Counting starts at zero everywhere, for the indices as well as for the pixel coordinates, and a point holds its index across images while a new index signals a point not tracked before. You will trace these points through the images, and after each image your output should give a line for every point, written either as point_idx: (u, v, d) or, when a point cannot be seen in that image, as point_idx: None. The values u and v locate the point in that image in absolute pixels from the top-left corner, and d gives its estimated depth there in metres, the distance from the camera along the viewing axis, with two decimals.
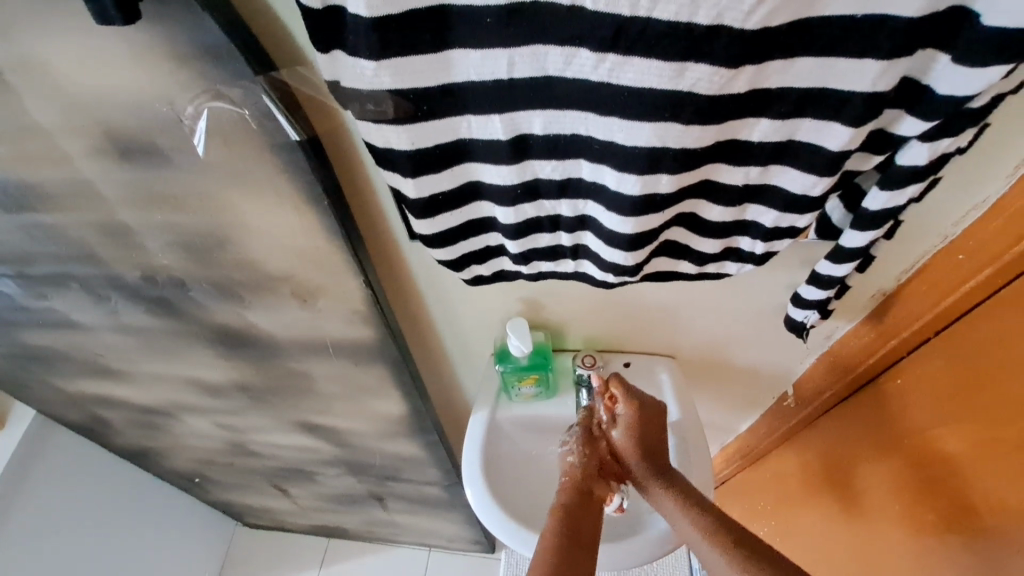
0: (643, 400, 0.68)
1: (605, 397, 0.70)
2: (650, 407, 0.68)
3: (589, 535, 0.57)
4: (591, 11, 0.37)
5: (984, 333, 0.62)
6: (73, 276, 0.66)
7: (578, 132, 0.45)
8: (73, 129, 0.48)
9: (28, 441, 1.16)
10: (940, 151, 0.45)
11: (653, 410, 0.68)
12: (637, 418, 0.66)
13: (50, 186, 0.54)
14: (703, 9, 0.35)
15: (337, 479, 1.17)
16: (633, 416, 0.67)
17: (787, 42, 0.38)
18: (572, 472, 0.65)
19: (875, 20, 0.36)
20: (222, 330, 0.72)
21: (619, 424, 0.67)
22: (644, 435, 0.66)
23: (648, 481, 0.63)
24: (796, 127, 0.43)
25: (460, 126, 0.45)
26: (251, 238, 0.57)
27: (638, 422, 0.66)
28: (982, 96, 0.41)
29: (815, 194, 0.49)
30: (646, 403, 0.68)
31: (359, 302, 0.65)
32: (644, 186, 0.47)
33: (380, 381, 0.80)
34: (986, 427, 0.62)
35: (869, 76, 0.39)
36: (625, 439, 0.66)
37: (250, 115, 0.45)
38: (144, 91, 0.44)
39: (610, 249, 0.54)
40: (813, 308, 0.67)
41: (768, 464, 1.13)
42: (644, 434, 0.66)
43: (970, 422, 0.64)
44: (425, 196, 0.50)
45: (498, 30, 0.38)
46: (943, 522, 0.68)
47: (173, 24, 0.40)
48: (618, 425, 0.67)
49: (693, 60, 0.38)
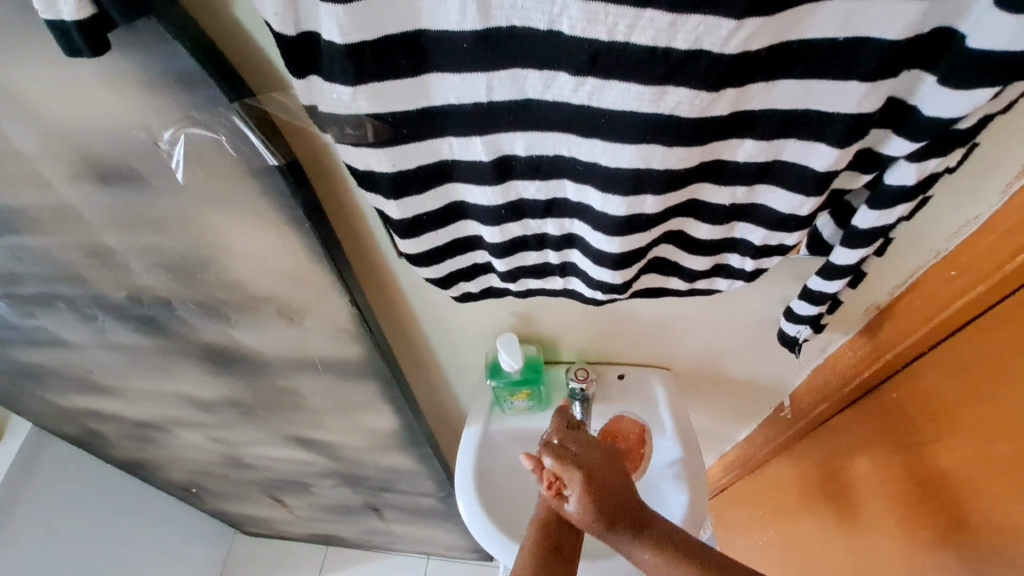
0: (583, 456, 0.57)
1: (545, 478, 0.57)
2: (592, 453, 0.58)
3: (569, 549, 0.58)
4: (568, 36, 0.36)
5: (976, 348, 0.61)
6: (60, 296, 0.66)
7: (561, 153, 0.44)
8: (51, 154, 0.47)
9: (25, 454, 1.16)
10: (929, 170, 0.44)
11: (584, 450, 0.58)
12: (598, 496, 0.55)
13: (31, 209, 0.54)
14: (681, 34, 0.35)
15: (333, 490, 1.17)
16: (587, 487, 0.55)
17: (767, 64, 0.37)
18: (539, 535, 0.58)
19: (857, 42, 0.36)
20: (209, 347, 0.72)
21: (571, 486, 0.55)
22: (609, 505, 0.55)
23: (627, 545, 0.55)
24: (781, 148, 0.43)
25: (441, 148, 0.45)
26: (235, 260, 0.57)
27: (591, 492, 0.55)
28: (970, 117, 0.40)
29: (804, 213, 0.48)
30: (586, 457, 0.58)
31: (346, 320, 0.65)
32: (629, 207, 0.46)
33: (372, 396, 0.79)
34: (977, 445, 0.61)
35: (853, 98, 0.38)
36: (581, 516, 0.55)
37: (226, 138, 0.45)
38: (121, 117, 0.44)
39: (598, 268, 0.54)
40: (805, 323, 0.66)
41: (765, 474, 1.12)
42: (602, 503, 0.55)
43: (967, 440, 0.63)
44: (408, 217, 0.50)
45: (475, 54, 0.38)
46: (938, 538, 0.67)
47: (146, 52, 0.39)
48: (569, 501, 0.55)
49: (673, 84, 0.37)
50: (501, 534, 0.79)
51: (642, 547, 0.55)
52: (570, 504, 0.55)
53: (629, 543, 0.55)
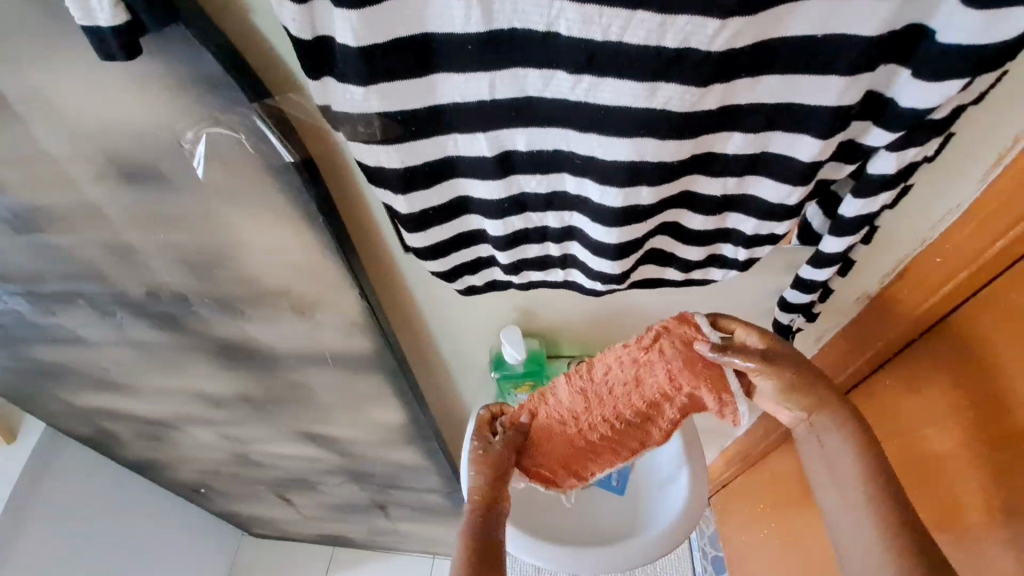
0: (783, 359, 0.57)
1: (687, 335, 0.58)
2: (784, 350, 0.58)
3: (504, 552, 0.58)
4: (565, 37, 0.39)
5: (966, 331, 0.64)
6: (80, 293, 0.69)
7: (561, 148, 0.47)
8: (79, 155, 0.50)
9: (38, 455, 1.19)
10: (908, 159, 0.47)
11: (793, 358, 0.57)
12: (792, 386, 0.57)
13: (56, 209, 0.56)
14: (670, 33, 0.38)
15: (340, 488, 1.19)
16: (773, 366, 0.56)
17: (751, 61, 0.40)
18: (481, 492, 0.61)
19: (836, 39, 0.38)
20: (224, 342, 0.74)
21: (758, 369, 0.56)
22: (813, 397, 0.57)
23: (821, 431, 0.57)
24: (768, 140, 0.45)
25: (447, 144, 0.47)
26: (250, 255, 0.59)
27: (793, 385, 0.57)
28: (943, 107, 0.43)
29: (792, 202, 0.50)
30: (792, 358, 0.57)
31: (356, 314, 0.67)
32: (626, 198, 0.49)
33: (380, 390, 0.82)
34: (980, 427, 0.62)
35: (833, 91, 0.41)
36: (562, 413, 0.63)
37: (246, 138, 0.48)
38: (147, 118, 0.46)
39: (597, 258, 0.56)
40: (798, 312, 0.68)
41: (766, 467, 1.14)
42: (802, 395, 0.57)
43: (970, 423, 0.63)
44: (416, 211, 0.52)
45: (479, 54, 0.40)
46: (932, 521, 0.69)
47: (172, 57, 0.42)
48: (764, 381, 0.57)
49: (665, 79, 0.40)
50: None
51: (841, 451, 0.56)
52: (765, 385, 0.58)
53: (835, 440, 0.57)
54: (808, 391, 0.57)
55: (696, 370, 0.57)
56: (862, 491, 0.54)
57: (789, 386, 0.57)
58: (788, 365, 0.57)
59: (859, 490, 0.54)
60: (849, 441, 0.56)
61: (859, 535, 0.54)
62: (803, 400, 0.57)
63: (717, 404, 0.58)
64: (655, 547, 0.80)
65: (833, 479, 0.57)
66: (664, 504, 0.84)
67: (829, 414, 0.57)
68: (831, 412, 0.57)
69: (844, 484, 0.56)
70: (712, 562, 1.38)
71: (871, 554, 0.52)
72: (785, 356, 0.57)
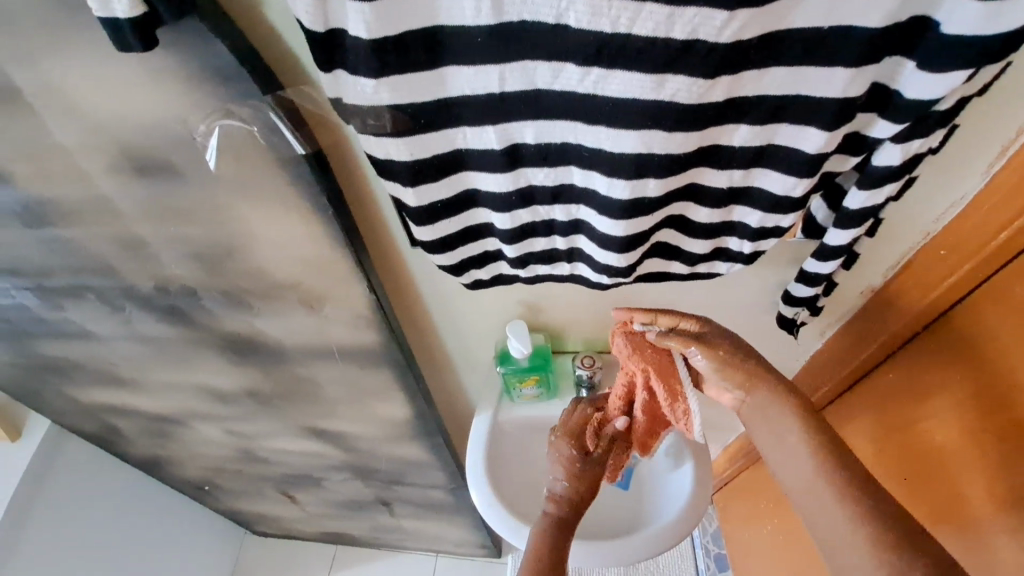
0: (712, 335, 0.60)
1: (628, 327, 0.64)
2: (712, 330, 0.60)
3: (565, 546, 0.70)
4: (574, 29, 0.39)
5: (970, 326, 0.64)
6: (90, 288, 0.69)
7: (568, 141, 0.47)
8: (93, 148, 0.51)
9: (43, 452, 1.19)
10: (913, 151, 0.48)
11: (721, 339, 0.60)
12: (724, 360, 0.58)
13: (68, 202, 0.57)
14: (679, 25, 0.38)
15: (344, 484, 1.19)
16: (704, 346, 0.59)
17: (758, 53, 0.40)
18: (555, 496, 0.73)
19: (843, 31, 0.39)
20: (231, 337, 0.75)
21: (697, 350, 0.59)
22: (748, 372, 0.58)
23: (761, 406, 0.57)
24: (774, 132, 0.46)
25: (456, 138, 0.48)
26: (259, 248, 0.60)
27: (721, 361, 0.58)
28: (948, 99, 0.43)
29: (797, 194, 0.51)
30: (718, 337, 0.60)
31: (363, 307, 0.68)
32: (632, 191, 0.49)
33: (386, 385, 0.82)
34: (985, 421, 0.62)
35: (839, 82, 0.41)
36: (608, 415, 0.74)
37: (259, 131, 0.48)
38: (161, 111, 0.47)
39: (603, 251, 0.57)
40: (802, 306, 0.69)
41: (769, 464, 1.14)
42: (737, 370, 0.58)
43: (977, 418, 0.63)
44: (424, 204, 0.53)
45: (489, 47, 0.41)
46: (939, 516, 0.69)
47: (187, 50, 0.42)
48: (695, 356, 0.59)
49: (673, 72, 0.41)
50: (502, 507, 0.82)
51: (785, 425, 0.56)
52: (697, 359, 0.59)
53: (777, 413, 0.56)
54: (741, 368, 0.58)
55: (644, 354, 0.62)
56: (818, 474, 0.52)
57: (722, 361, 0.58)
58: (718, 344, 0.59)
59: (813, 470, 0.53)
60: (795, 419, 0.55)
61: (828, 523, 0.51)
62: (737, 376, 0.58)
63: (667, 392, 0.61)
64: (658, 541, 0.80)
65: (784, 458, 0.55)
66: (668, 499, 0.85)
67: (764, 390, 0.57)
68: (765, 389, 0.57)
69: (794, 456, 0.54)
70: (714, 559, 1.39)
71: (842, 540, 0.50)
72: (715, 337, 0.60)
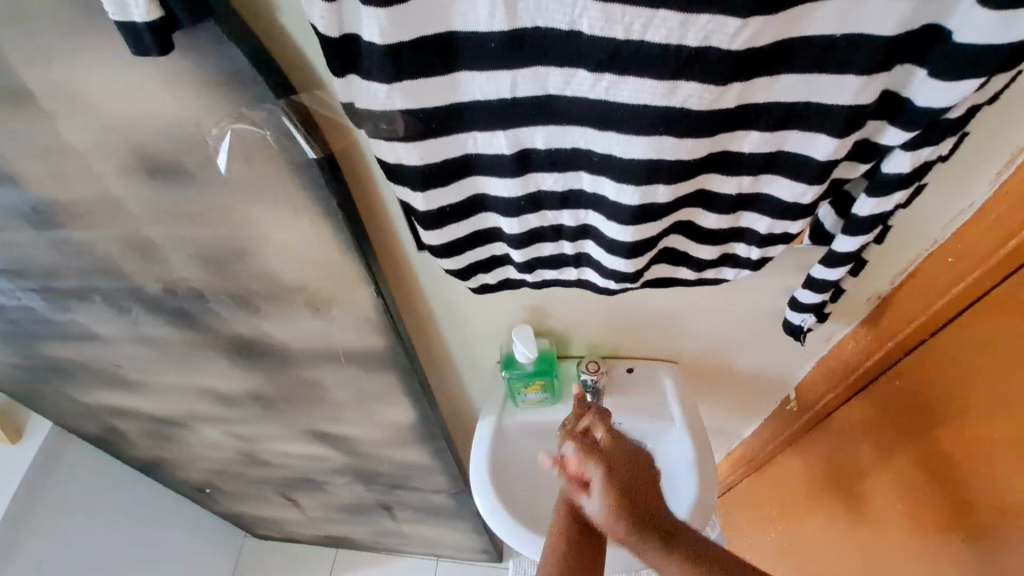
0: (613, 453, 0.63)
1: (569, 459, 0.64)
2: (623, 452, 0.63)
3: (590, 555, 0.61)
4: (587, 35, 0.39)
5: (972, 335, 0.64)
6: (96, 290, 0.69)
7: (579, 146, 0.47)
8: (104, 150, 0.51)
9: (44, 454, 1.18)
10: (923, 159, 0.48)
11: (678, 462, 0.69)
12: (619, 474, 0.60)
13: (78, 204, 0.57)
14: (692, 32, 0.38)
15: (346, 488, 1.19)
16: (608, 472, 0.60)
17: (770, 61, 0.40)
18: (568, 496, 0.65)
19: (854, 39, 0.39)
20: (237, 339, 0.75)
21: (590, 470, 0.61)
22: (625, 486, 0.59)
23: (642, 547, 0.57)
24: (784, 139, 0.46)
25: (466, 142, 0.48)
26: (268, 251, 0.60)
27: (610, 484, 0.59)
28: (958, 107, 0.44)
29: (806, 202, 0.51)
30: (625, 456, 0.62)
31: (370, 311, 0.68)
32: (642, 196, 0.49)
33: (391, 389, 0.82)
34: (990, 431, 0.62)
35: (850, 90, 0.42)
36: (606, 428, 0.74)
37: (271, 134, 0.49)
38: (174, 114, 0.47)
39: (611, 256, 0.57)
40: (809, 312, 0.68)
41: (773, 470, 1.14)
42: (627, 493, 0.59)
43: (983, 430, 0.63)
44: (434, 209, 0.53)
45: (502, 53, 0.41)
46: (948, 523, 0.69)
47: (201, 53, 0.43)
48: (593, 491, 0.60)
49: (685, 78, 0.41)
50: (504, 510, 0.82)
51: (668, 560, 0.56)
52: (593, 498, 0.60)
53: (651, 549, 0.57)
54: (632, 499, 0.58)
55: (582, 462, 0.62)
56: None
57: (607, 481, 0.60)
58: (621, 464, 0.61)
59: None
60: (672, 560, 0.56)
61: None
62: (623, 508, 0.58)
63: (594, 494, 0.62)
64: None
65: None
66: (674, 502, 0.84)
67: (643, 531, 0.57)
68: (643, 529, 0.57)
69: None
70: None
71: None
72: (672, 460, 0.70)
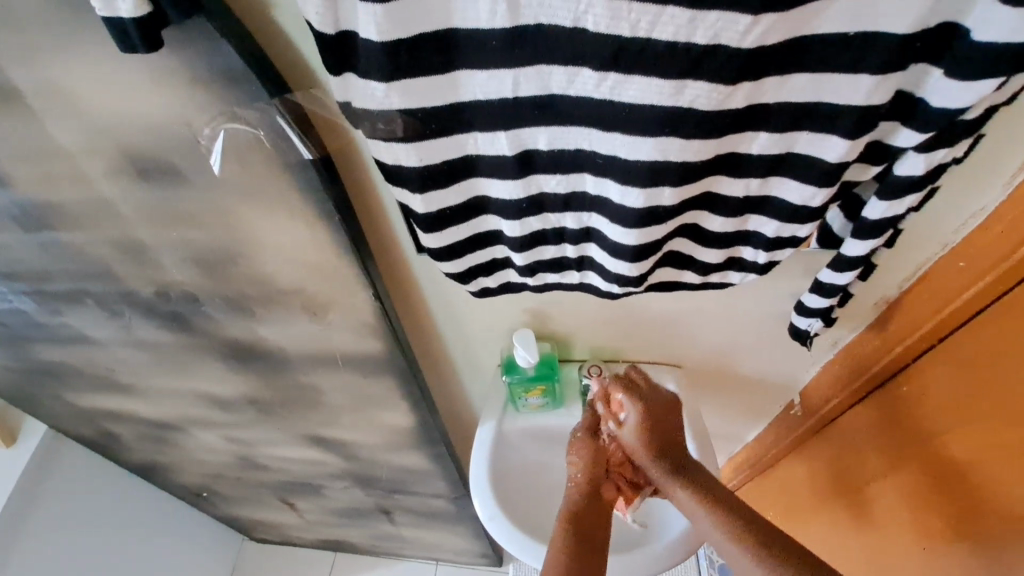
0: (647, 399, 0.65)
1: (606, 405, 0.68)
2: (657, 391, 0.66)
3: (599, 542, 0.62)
4: (592, 33, 0.38)
5: (983, 340, 0.63)
6: (89, 292, 0.68)
7: (582, 147, 0.46)
8: (93, 150, 0.50)
9: (38, 458, 1.17)
10: (936, 161, 0.46)
11: (702, 474, 0.63)
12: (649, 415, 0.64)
13: (68, 206, 0.56)
14: (701, 29, 0.37)
15: (344, 492, 1.17)
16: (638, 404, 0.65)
17: (780, 59, 0.39)
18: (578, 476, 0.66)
19: (869, 36, 0.38)
20: (232, 343, 0.73)
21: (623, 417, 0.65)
22: (657, 433, 0.64)
23: (665, 480, 0.63)
24: (794, 140, 0.45)
25: (467, 143, 0.47)
26: (263, 254, 0.59)
27: (645, 421, 0.64)
28: (975, 108, 0.42)
29: (816, 205, 0.50)
30: (652, 400, 0.65)
31: (368, 315, 0.66)
32: (647, 199, 0.48)
33: (389, 394, 0.81)
34: (999, 439, 0.61)
35: (863, 89, 0.40)
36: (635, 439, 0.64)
37: (265, 135, 0.47)
38: (165, 114, 0.46)
39: (615, 260, 0.55)
40: (816, 316, 0.67)
41: (776, 475, 1.12)
42: (655, 431, 0.64)
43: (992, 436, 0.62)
44: (433, 211, 0.51)
45: (504, 51, 0.40)
46: (954, 530, 0.67)
47: (193, 50, 0.41)
48: (623, 423, 0.65)
49: (693, 77, 0.39)
50: (504, 517, 0.80)
51: (681, 487, 0.62)
52: (624, 433, 0.64)
53: (669, 479, 0.62)
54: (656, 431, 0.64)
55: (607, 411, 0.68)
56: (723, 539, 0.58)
57: (639, 421, 0.64)
58: (649, 404, 0.65)
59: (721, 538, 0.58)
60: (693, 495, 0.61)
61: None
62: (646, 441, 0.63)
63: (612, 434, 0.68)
64: (668, 556, 0.79)
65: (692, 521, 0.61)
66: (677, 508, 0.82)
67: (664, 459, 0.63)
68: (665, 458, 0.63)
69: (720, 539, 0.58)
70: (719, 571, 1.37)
71: None
72: (696, 472, 0.63)
